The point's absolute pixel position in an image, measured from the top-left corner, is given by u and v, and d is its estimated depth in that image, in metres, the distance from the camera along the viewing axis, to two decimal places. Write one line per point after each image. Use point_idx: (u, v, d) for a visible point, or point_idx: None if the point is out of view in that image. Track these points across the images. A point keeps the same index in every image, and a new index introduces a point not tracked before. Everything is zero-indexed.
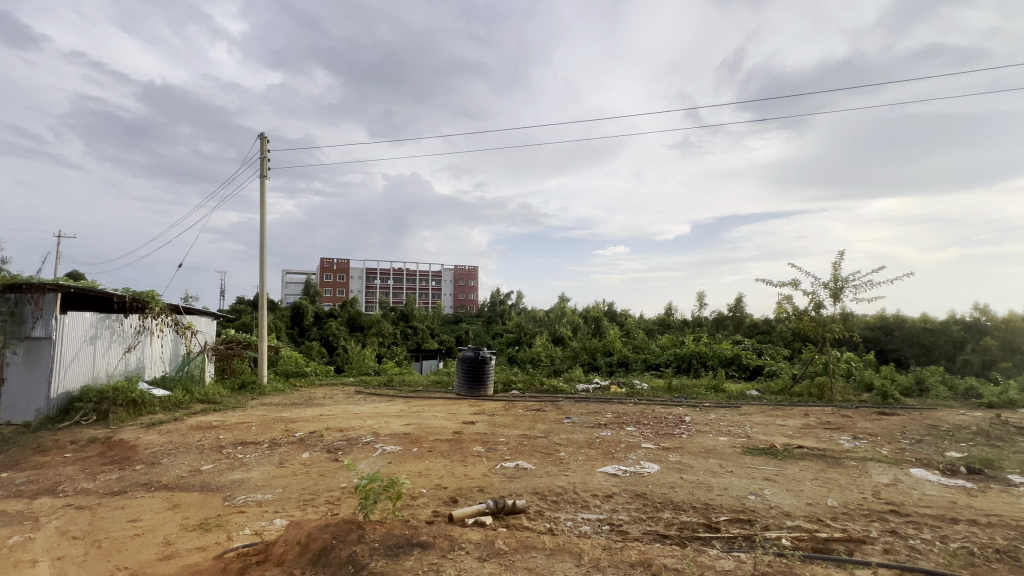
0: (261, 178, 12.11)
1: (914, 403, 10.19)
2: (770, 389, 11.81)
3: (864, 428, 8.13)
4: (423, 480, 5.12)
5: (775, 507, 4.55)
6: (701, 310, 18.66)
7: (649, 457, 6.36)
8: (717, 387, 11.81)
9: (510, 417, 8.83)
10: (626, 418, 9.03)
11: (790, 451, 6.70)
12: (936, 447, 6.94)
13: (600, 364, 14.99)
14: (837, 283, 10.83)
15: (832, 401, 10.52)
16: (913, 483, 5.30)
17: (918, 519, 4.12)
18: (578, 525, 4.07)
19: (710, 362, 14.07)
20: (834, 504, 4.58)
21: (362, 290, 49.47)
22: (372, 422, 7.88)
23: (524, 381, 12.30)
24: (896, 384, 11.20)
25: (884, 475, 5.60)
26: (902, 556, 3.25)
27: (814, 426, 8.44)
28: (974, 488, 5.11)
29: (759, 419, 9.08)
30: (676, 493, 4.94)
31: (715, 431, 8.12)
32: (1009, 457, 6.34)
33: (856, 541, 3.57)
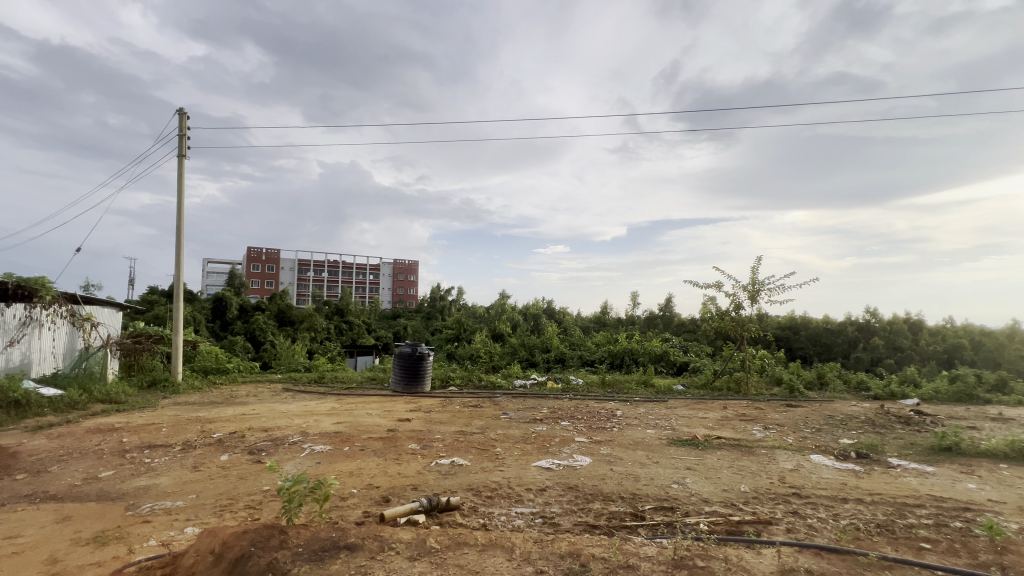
0: (179, 156, 11.10)
1: (815, 396, 11.34)
2: (694, 384, 12.62)
3: (774, 419, 8.92)
4: (354, 480, 4.94)
5: (695, 494, 4.86)
6: (635, 308, 19.50)
7: (582, 450, 6.58)
8: (646, 382, 12.42)
9: (447, 414, 8.76)
10: (561, 413, 9.27)
11: (709, 442, 7.19)
12: (832, 434, 7.75)
13: (537, 361, 15.26)
14: (754, 286, 11.75)
15: (747, 394, 11.45)
16: (812, 467, 5.89)
17: (816, 500, 4.57)
18: (511, 520, 4.12)
19: (641, 359, 14.77)
20: (746, 490, 4.98)
21: (293, 283, 46.90)
22: (301, 421, 7.48)
23: (462, 378, 12.25)
24: (801, 379, 12.40)
25: (789, 461, 6.17)
26: (801, 534, 3.59)
27: (731, 418, 9.11)
28: (861, 470, 5.76)
29: (683, 412, 9.67)
30: (606, 484, 5.14)
31: (643, 424, 8.53)
32: (888, 442, 7.22)
33: (763, 522, 3.90)
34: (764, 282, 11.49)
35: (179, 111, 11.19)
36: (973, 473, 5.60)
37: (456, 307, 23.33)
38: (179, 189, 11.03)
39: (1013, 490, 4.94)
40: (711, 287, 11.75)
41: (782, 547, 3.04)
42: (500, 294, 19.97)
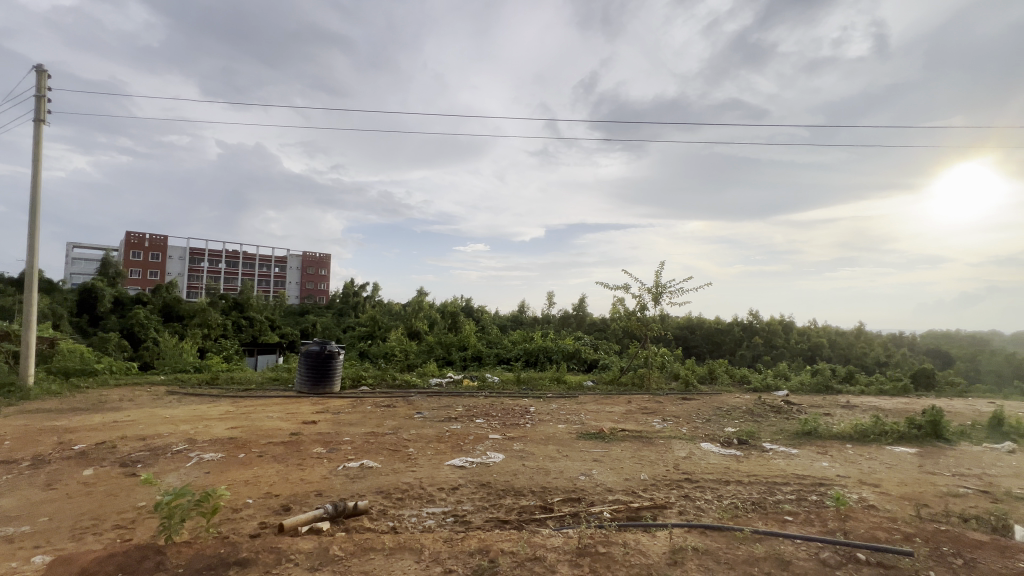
0: (36, 121, 9.44)
1: (706, 389, 12.54)
2: (602, 379, 13.34)
3: (671, 412, 9.71)
4: (250, 489, 4.56)
5: (600, 484, 5.14)
6: (550, 308, 20.09)
7: (495, 447, 6.66)
8: (559, 378, 12.89)
9: (358, 415, 8.39)
10: (476, 410, 9.31)
11: (614, 434, 7.64)
12: (718, 424, 8.61)
13: (454, 359, 15.16)
14: (657, 287, 12.69)
15: (649, 388, 12.36)
16: (702, 454, 6.51)
17: (704, 483, 5.05)
18: (422, 520, 4.05)
19: (554, 356, 15.28)
20: (645, 478, 5.36)
21: (183, 273, 42.06)
22: (187, 428, 6.73)
23: (375, 377, 11.81)
24: (695, 373, 13.64)
25: (682, 450, 6.75)
26: (691, 515, 3.94)
27: (634, 411, 9.77)
28: (741, 455, 6.48)
29: (592, 407, 10.19)
30: (518, 480, 5.25)
31: (555, 419, 8.84)
32: (762, 429, 8.20)
33: (659, 507, 4.23)
34: (666, 285, 12.44)
35: (38, 67, 9.52)
36: (826, 452, 6.54)
37: (370, 304, 22.40)
38: (36, 158, 9.38)
39: (855, 466, 5.86)
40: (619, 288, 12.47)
41: (674, 529, 3.31)
42: (418, 291, 19.52)
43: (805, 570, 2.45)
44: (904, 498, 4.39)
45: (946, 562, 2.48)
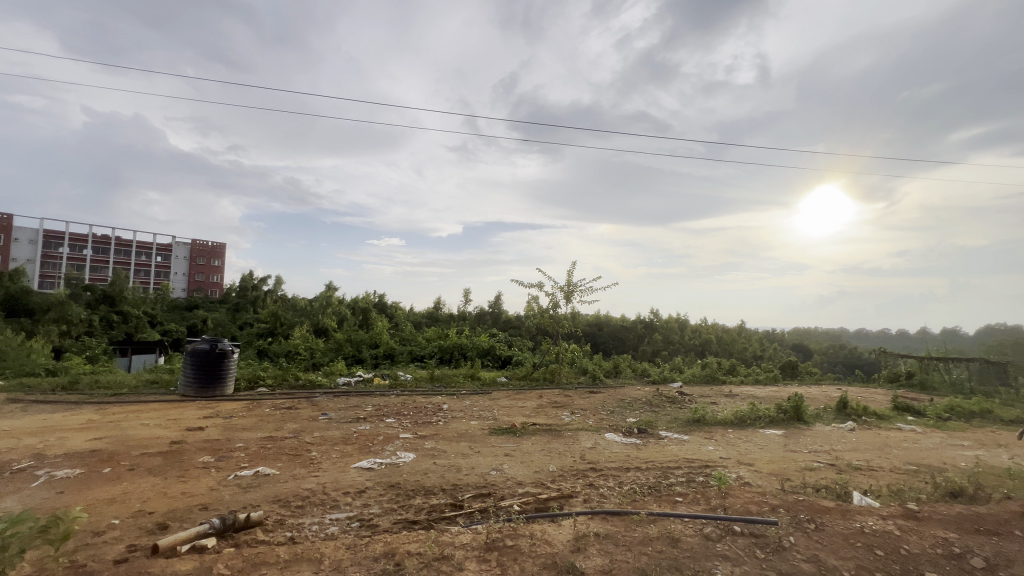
0: None
1: (612, 383, 13.33)
2: (515, 375, 13.60)
3: (579, 405, 10.18)
4: (116, 507, 3.98)
5: (510, 478, 5.23)
6: (466, 304, 20.00)
7: (405, 447, 6.49)
8: (473, 375, 12.91)
9: (254, 418, 7.71)
10: (387, 410, 9.00)
11: (525, 429, 7.82)
12: (621, 415, 9.18)
13: (364, 357, 14.54)
14: (569, 286, 13.19)
15: (560, 383, 12.86)
16: (605, 444, 6.91)
17: (607, 471, 5.35)
18: (324, 528, 3.82)
19: (469, 353, 15.27)
20: (553, 470, 5.55)
21: (33, 259, 35.63)
22: (34, 442, 5.70)
23: (274, 377, 10.93)
24: (602, 368, 14.44)
25: (588, 440, 7.10)
26: (594, 502, 4.16)
27: (545, 405, 10.08)
28: (641, 443, 6.98)
29: (505, 402, 10.35)
30: (428, 478, 5.17)
31: (468, 416, 8.83)
32: (659, 418, 8.91)
33: (566, 496, 4.41)
34: (577, 284, 12.99)
35: None
36: (711, 437, 7.27)
37: (271, 299, 20.67)
38: None
39: (734, 448, 6.59)
40: (533, 286, 12.78)
41: (578, 517, 3.46)
42: (326, 285, 18.38)
43: (691, 546, 2.68)
44: (772, 474, 5.03)
45: (802, 527, 2.86)
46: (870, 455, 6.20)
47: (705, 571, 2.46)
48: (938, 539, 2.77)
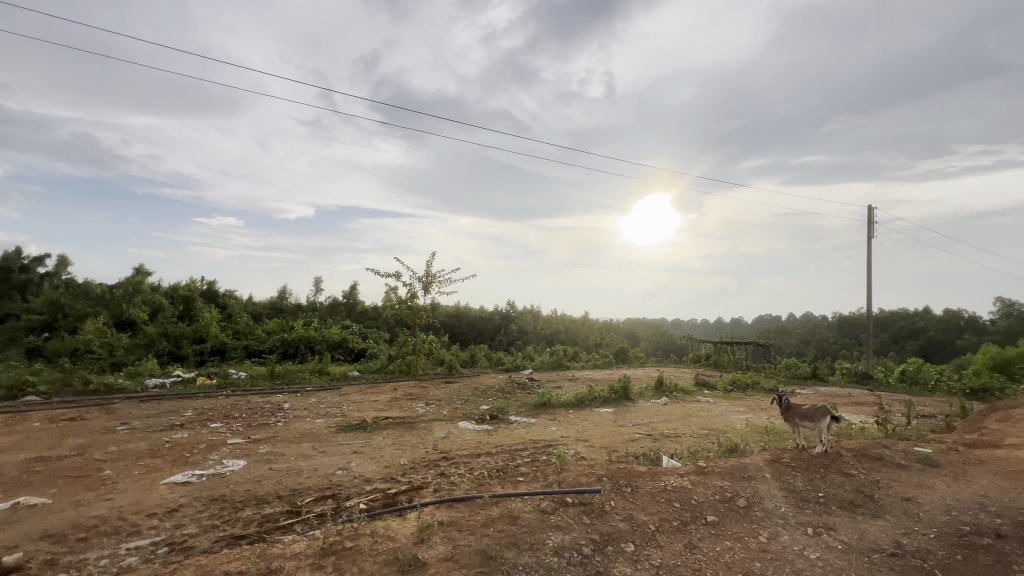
0: None
1: (468, 372, 13.64)
2: (369, 369, 12.98)
3: (435, 396, 10.18)
4: None
5: (358, 476, 4.99)
6: (317, 294, 18.39)
7: (234, 454, 5.73)
8: (321, 370, 11.96)
9: (15, 436, 6.01)
10: (212, 413, 7.83)
11: (377, 423, 7.53)
12: (475, 403, 9.45)
13: (184, 354, 12.42)
14: (428, 276, 13.07)
15: (416, 374, 12.69)
16: (458, 432, 7.03)
17: (458, 460, 5.45)
18: (117, 561, 3.17)
19: (317, 347, 14.11)
20: (404, 463, 5.46)
21: None
22: None
23: (51, 382, 8.69)
24: (459, 358, 14.65)
25: (441, 430, 7.16)
26: (444, 490, 4.21)
27: (399, 398, 9.86)
28: (492, 429, 7.28)
29: (356, 397, 9.83)
30: (261, 486, 4.64)
31: (312, 414, 8.16)
32: (510, 404, 9.39)
33: (416, 489, 4.37)
34: (436, 275, 12.93)
35: None
36: (555, 418, 7.93)
37: (52, 284, 16.38)
38: None
39: (573, 427, 7.29)
40: (391, 275, 12.33)
41: (424, 507, 3.46)
42: (135, 268, 15.16)
43: (529, 522, 2.87)
44: (602, 448, 5.69)
45: (621, 492, 3.28)
46: (676, 424, 7.43)
47: (539, 543, 2.66)
48: (717, 488, 3.43)
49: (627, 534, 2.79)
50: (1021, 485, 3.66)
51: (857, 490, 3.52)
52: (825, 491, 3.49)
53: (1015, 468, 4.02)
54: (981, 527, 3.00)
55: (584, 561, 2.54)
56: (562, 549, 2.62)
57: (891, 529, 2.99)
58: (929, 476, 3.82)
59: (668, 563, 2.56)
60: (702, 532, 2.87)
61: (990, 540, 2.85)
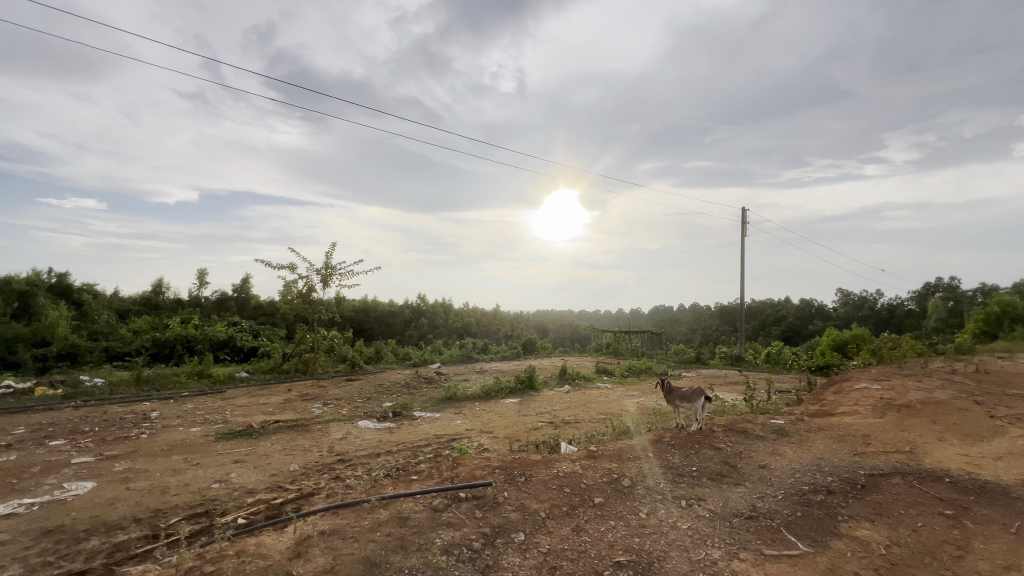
0: None
1: (372, 369, 13.07)
2: (259, 369, 11.88)
3: (334, 394, 9.60)
4: None
5: (238, 488, 4.51)
6: (200, 289, 16.40)
7: (81, 475, 4.88)
8: (200, 373, 10.67)
9: None
10: (54, 429, 6.61)
11: (265, 428, 6.90)
12: (378, 400, 9.07)
13: (21, 361, 10.36)
14: (327, 269, 12.25)
15: (314, 373, 11.88)
16: (358, 432, 6.69)
17: (355, 461, 5.17)
18: None
19: (197, 347, 12.56)
20: (293, 469, 5.04)
21: None
22: None
23: None
24: (362, 354, 13.99)
25: (339, 431, 6.75)
26: (337, 495, 3.96)
27: (293, 399, 9.14)
28: (394, 426, 7.04)
29: (242, 401, 8.92)
30: (115, 510, 4.01)
31: (186, 423, 7.24)
32: (414, 399, 9.17)
33: (305, 496, 4.06)
34: (336, 267, 12.18)
35: None
36: (460, 412, 7.88)
37: None
38: None
39: (478, 419, 7.29)
40: (285, 267, 11.31)
41: (310, 516, 3.21)
42: None
43: (419, 522, 2.78)
44: (505, 438, 5.76)
45: (514, 482, 3.30)
46: (576, 411, 7.75)
47: (428, 543, 2.58)
48: (605, 470, 3.61)
49: (518, 524, 2.82)
50: (848, 447, 4.33)
51: (723, 462, 3.92)
52: (697, 464, 3.84)
53: (845, 433, 4.76)
54: (817, 485, 3.50)
55: (474, 557, 2.51)
56: (451, 547, 2.56)
57: (749, 495, 3.37)
58: (780, 444, 4.38)
59: (556, 549, 2.62)
60: (588, 514, 3.00)
61: (824, 496, 3.32)
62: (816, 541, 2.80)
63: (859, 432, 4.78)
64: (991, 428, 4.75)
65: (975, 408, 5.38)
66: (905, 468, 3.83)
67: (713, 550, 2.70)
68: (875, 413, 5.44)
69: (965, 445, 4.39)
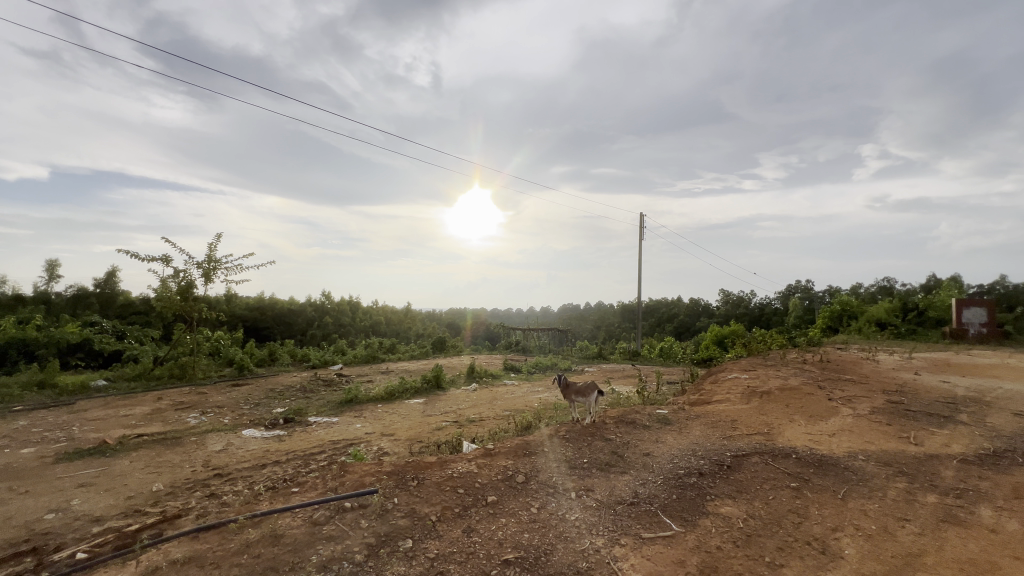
0: None
1: (263, 372, 11.94)
2: (122, 376, 10.30)
3: (215, 402, 8.61)
4: None
5: (80, 517, 3.84)
6: (49, 283, 13.85)
7: None
8: (40, 384, 8.96)
9: None
10: None
11: (124, 444, 5.97)
12: (267, 407, 8.31)
13: None
14: (210, 263, 10.98)
15: (192, 380, 10.56)
16: (241, 443, 6.06)
17: (235, 475, 4.67)
18: None
19: (40, 352, 10.56)
20: (156, 489, 4.41)
21: None
22: None
23: None
24: (253, 357, 12.73)
25: (218, 443, 6.05)
26: (208, 515, 3.53)
27: (163, 409, 8.03)
28: (284, 433, 6.49)
29: (97, 414, 7.66)
30: None
31: (16, 444, 6.03)
32: (311, 403, 8.55)
33: (169, 519, 3.57)
34: (221, 261, 10.95)
35: None
36: (360, 415, 7.49)
37: None
38: None
39: (379, 422, 6.98)
40: (157, 258, 9.89)
41: (168, 543, 2.81)
42: None
43: (295, 539, 2.56)
44: (406, 440, 5.58)
45: (406, 487, 3.18)
46: (481, 409, 7.75)
47: (303, 561, 2.38)
48: (500, 468, 3.61)
49: (406, 531, 2.71)
50: (719, 431, 4.80)
51: (612, 452, 4.13)
52: (588, 456, 4.01)
53: (717, 419, 5.28)
54: (691, 469, 3.82)
55: (355, 570, 2.36)
56: (330, 563, 2.39)
57: (632, 482, 3.59)
58: (663, 433, 4.73)
59: (444, 553, 2.56)
60: (480, 514, 2.97)
61: (695, 478, 3.64)
62: (686, 521, 3.05)
63: (729, 417, 5.34)
64: (829, 409, 5.59)
65: (819, 392, 6.29)
66: (762, 448, 4.33)
67: (597, 539, 2.82)
68: (743, 400, 6.12)
69: (809, 424, 5.11)
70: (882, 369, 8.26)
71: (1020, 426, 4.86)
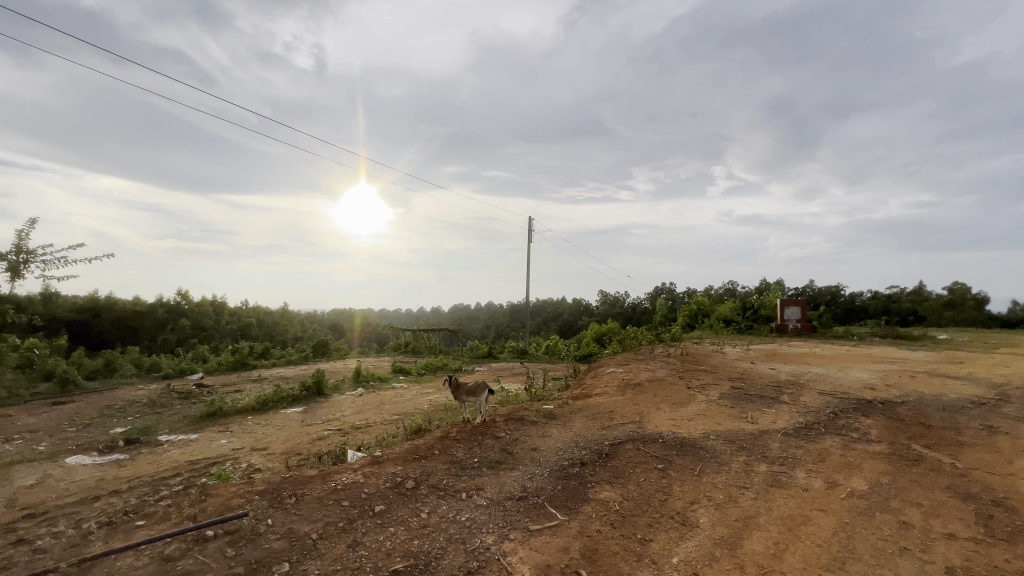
0: None
1: (96, 387, 9.99)
2: None
3: (25, 426, 6.98)
4: None
5: None
6: None
7: None
8: None
9: None
10: None
11: None
12: (101, 427, 6.96)
13: None
14: (19, 255, 8.90)
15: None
16: (64, 473, 5.00)
17: (55, 513, 3.83)
18: None
19: None
20: None
21: None
22: None
23: None
24: (82, 369, 10.57)
25: (30, 476, 4.92)
26: (16, 566, 2.86)
27: None
28: (125, 458, 5.51)
29: None
30: None
31: None
32: (161, 421, 7.36)
33: None
34: (36, 253, 8.93)
35: None
36: (225, 429, 6.65)
37: None
38: None
39: (249, 436, 6.27)
40: None
41: None
42: None
43: None
44: (282, 454, 5.10)
45: (281, 506, 2.90)
46: (368, 415, 7.38)
47: None
48: (389, 475, 3.48)
49: (282, 554, 2.48)
50: (599, 423, 5.18)
51: (502, 449, 4.23)
52: (478, 456, 4.04)
53: (597, 411, 5.70)
54: (574, 459, 4.07)
55: None
56: None
57: (521, 477, 3.71)
58: (549, 427, 4.97)
59: (326, 572, 2.39)
60: (367, 526, 2.84)
61: (578, 468, 3.88)
62: (570, 509, 3.24)
63: (607, 409, 5.79)
64: (688, 397, 6.36)
65: (680, 382, 7.12)
66: (635, 435, 4.77)
67: (487, 537, 2.86)
68: (619, 392, 6.68)
69: (672, 411, 5.76)
70: (727, 360, 9.62)
71: (823, 402, 6.04)
